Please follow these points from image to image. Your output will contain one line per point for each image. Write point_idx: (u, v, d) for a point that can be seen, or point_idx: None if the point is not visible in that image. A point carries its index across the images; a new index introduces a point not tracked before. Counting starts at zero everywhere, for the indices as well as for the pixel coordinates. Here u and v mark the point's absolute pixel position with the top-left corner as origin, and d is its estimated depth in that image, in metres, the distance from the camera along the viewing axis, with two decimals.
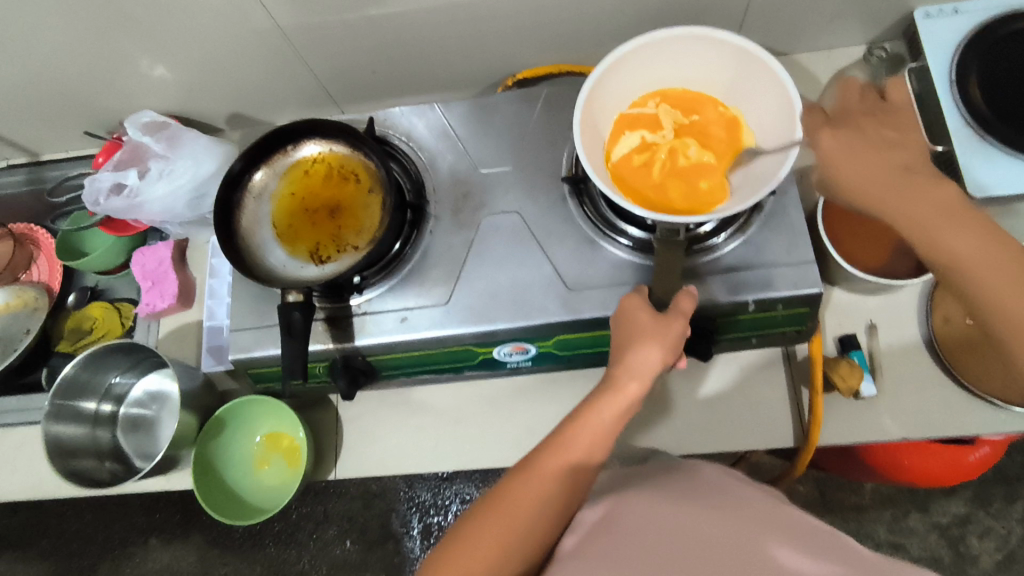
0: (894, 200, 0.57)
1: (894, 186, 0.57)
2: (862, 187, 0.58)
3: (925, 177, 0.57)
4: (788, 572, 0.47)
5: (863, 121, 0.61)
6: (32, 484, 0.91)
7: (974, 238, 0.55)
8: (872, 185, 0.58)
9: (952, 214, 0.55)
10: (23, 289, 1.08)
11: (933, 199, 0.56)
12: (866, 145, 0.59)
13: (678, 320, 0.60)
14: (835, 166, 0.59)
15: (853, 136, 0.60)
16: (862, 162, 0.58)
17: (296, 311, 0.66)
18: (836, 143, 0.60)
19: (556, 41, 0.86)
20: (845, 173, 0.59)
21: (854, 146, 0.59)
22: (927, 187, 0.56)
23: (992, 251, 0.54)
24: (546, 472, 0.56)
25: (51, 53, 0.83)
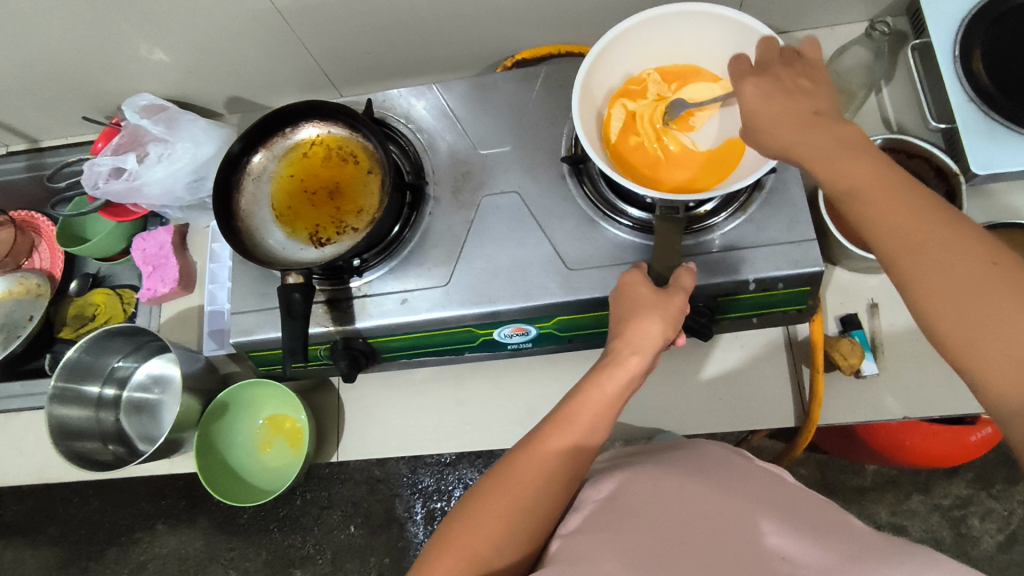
0: (803, 141, 0.50)
1: (801, 125, 0.50)
2: (775, 131, 0.51)
3: (833, 121, 0.50)
4: (790, 547, 0.47)
5: (786, 67, 0.54)
6: (37, 468, 0.92)
7: (883, 175, 0.47)
8: (781, 131, 0.51)
9: (858, 153, 0.49)
10: (26, 275, 1.09)
11: (836, 137, 0.50)
12: (784, 93, 0.52)
13: (678, 294, 0.61)
14: (754, 116, 0.52)
15: (769, 80, 0.53)
16: (773, 99, 0.52)
17: (296, 292, 0.66)
18: (756, 90, 0.52)
19: (555, 20, 0.85)
20: (759, 116, 0.52)
21: (769, 90, 0.52)
22: (833, 128, 0.50)
23: (900, 191, 0.47)
24: (547, 450, 0.55)
25: (48, 38, 0.82)
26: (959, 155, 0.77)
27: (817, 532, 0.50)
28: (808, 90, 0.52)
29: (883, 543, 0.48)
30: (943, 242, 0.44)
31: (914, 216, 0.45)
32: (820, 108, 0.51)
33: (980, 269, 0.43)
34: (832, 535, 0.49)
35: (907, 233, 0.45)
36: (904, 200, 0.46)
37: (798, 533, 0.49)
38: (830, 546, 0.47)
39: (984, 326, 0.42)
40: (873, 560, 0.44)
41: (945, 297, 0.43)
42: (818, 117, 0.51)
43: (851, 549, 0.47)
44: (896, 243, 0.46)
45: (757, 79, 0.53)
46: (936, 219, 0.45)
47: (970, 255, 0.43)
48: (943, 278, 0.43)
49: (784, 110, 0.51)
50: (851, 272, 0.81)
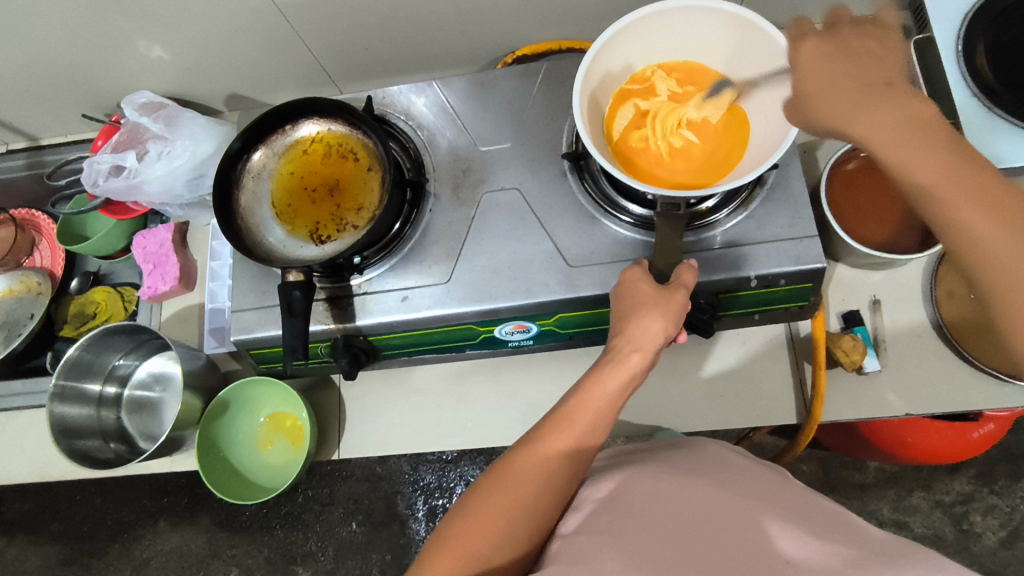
0: (862, 111, 0.54)
1: (863, 96, 0.54)
2: (833, 92, 0.56)
3: (898, 90, 0.54)
4: (791, 547, 0.47)
5: (853, 31, 0.59)
6: (39, 466, 0.92)
7: (944, 153, 0.50)
8: (838, 92, 0.56)
9: (917, 125, 0.52)
10: (27, 274, 1.08)
11: (900, 111, 0.53)
12: (846, 53, 0.58)
13: (680, 291, 0.61)
14: (809, 73, 0.59)
15: (836, 44, 0.59)
16: (837, 68, 0.57)
17: (296, 291, 0.66)
18: (816, 50, 0.59)
19: (556, 16, 0.85)
20: (811, 83, 0.58)
21: (834, 53, 0.58)
22: (897, 98, 0.53)
23: (961, 169, 0.50)
24: (549, 448, 0.55)
25: (47, 36, 0.82)
26: None
27: (820, 534, 0.49)
28: (876, 58, 0.57)
29: (884, 546, 0.48)
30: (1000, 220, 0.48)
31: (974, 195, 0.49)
32: (887, 76, 0.55)
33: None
34: (834, 536, 0.49)
35: (965, 214, 0.49)
36: (965, 179, 0.49)
37: (800, 535, 0.49)
38: (831, 547, 0.47)
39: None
40: (876, 564, 0.44)
41: (1001, 271, 0.48)
42: (882, 86, 0.54)
43: (853, 550, 0.46)
44: (952, 221, 0.50)
45: (822, 40, 0.59)
46: (993, 198, 0.49)
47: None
48: (996, 255, 0.48)
49: (846, 76, 0.56)
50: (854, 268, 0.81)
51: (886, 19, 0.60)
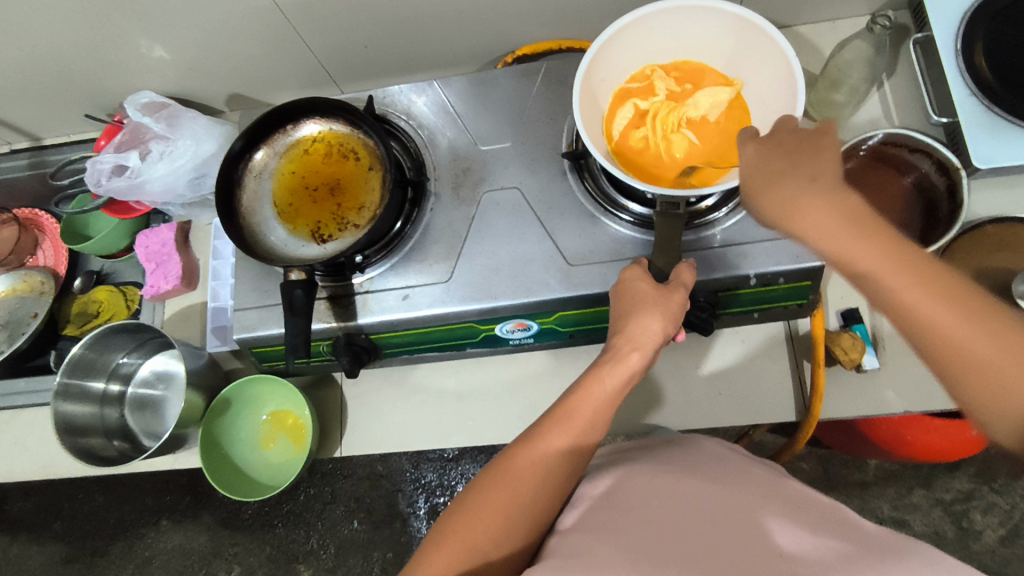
0: (808, 214, 0.50)
1: (801, 195, 0.51)
2: (777, 194, 0.52)
3: (835, 188, 0.50)
4: (786, 543, 0.47)
5: (791, 133, 0.55)
6: (42, 464, 0.93)
7: (892, 252, 0.47)
8: (780, 194, 0.52)
9: (861, 221, 0.49)
10: (30, 273, 1.09)
11: (841, 213, 0.49)
12: (785, 157, 0.53)
13: (679, 291, 0.61)
14: (756, 179, 0.54)
15: (773, 145, 0.55)
16: (775, 167, 0.53)
17: (297, 289, 0.66)
18: (756, 154, 0.55)
19: (555, 16, 0.85)
20: (752, 181, 0.54)
21: (772, 154, 0.54)
22: (836, 196, 0.50)
23: (914, 268, 0.47)
24: (548, 445, 0.55)
25: (49, 36, 0.83)
26: (961, 150, 0.77)
27: (816, 529, 0.49)
28: (812, 153, 0.52)
29: (880, 540, 0.48)
30: (965, 321, 0.45)
31: (935, 297, 0.46)
32: (818, 173, 0.51)
33: (1004, 350, 0.44)
34: (830, 532, 0.49)
35: (928, 316, 0.46)
36: (921, 278, 0.47)
37: (796, 530, 0.49)
38: (826, 542, 0.47)
39: (1010, 402, 0.44)
40: (871, 559, 0.44)
41: (977, 374, 0.45)
42: (819, 184, 0.50)
43: (848, 545, 0.47)
44: (917, 320, 0.47)
45: (760, 144, 0.55)
46: (951, 297, 0.46)
47: (990, 333, 0.45)
48: (969, 359, 0.45)
49: (787, 175, 0.52)
50: None
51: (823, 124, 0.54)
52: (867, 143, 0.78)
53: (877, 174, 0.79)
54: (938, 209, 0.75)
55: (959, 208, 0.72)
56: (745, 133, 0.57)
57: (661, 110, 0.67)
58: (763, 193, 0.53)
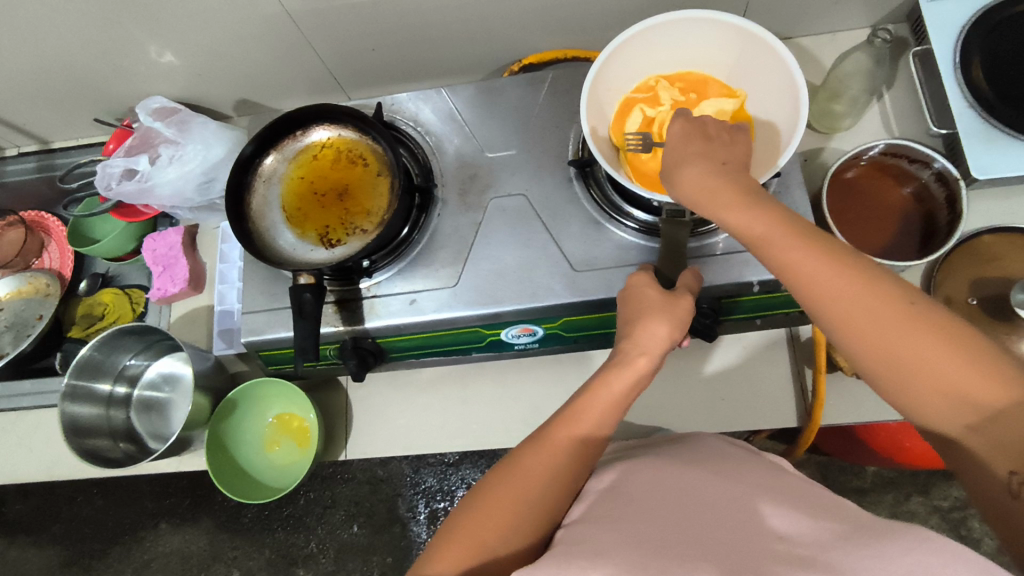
0: (714, 195, 0.52)
1: (708, 176, 0.53)
2: (689, 176, 0.54)
3: (740, 174, 0.53)
4: (786, 528, 0.48)
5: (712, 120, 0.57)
6: (47, 465, 0.93)
7: (788, 228, 0.49)
8: (692, 176, 0.53)
9: (759, 200, 0.51)
10: (35, 275, 1.10)
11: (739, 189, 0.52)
12: (704, 138, 0.55)
13: (686, 296, 0.62)
14: (675, 154, 0.56)
15: (695, 125, 0.56)
16: (690, 146, 0.55)
17: (307, 292, 0.67)
18: (681, 131, 0.56)
19: (561, 25, 0.86)
20: (673, 157, 0.55)
21: (691, 134, 0.56)
22: (739, 179, 0.53)
23: (810, 241, 0.49)
24: (554, 442, 0.57)
25: (61, 40, 0.84)
26: (960, 160, 0.79)
27: (814, 514, 0.51)
28: (724, 141, 0.55)
29: (876, 523, 0.49)
30: (866, 295, 0.46)
31: (833, 267, 0.47)
32: (728, 158, 0.54)
33: (898, 314, 0.45)
34: (828, 516, 0.50)
35: (825, 284, 0.47)
36: (818, 249, 0.48)
37: (794, 514, 0.50)
38: (825, 525, 0.48)
39: (904, 362, 0.45)
40: (868, 538, 0.45)
41: (875, 340, 0.46)
42: (728, 170, 0.53)
43: (846, 528, 0.48)
44: (814, 290, 0.48)
45: (686, 121, 0.57)
46: (846, 265, 0.47)
47: (883, 299, 0.46)
48: (868, 327, 0.46)
49: (698, 158, 0.54)
50: None
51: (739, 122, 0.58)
52: (868, 153, 0.79)
53: (877, 184, 0.80)
54: (936, 219, 0.77)
55: (957, 222, 0.73)
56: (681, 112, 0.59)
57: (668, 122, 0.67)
58: (680, 165, 0.54)
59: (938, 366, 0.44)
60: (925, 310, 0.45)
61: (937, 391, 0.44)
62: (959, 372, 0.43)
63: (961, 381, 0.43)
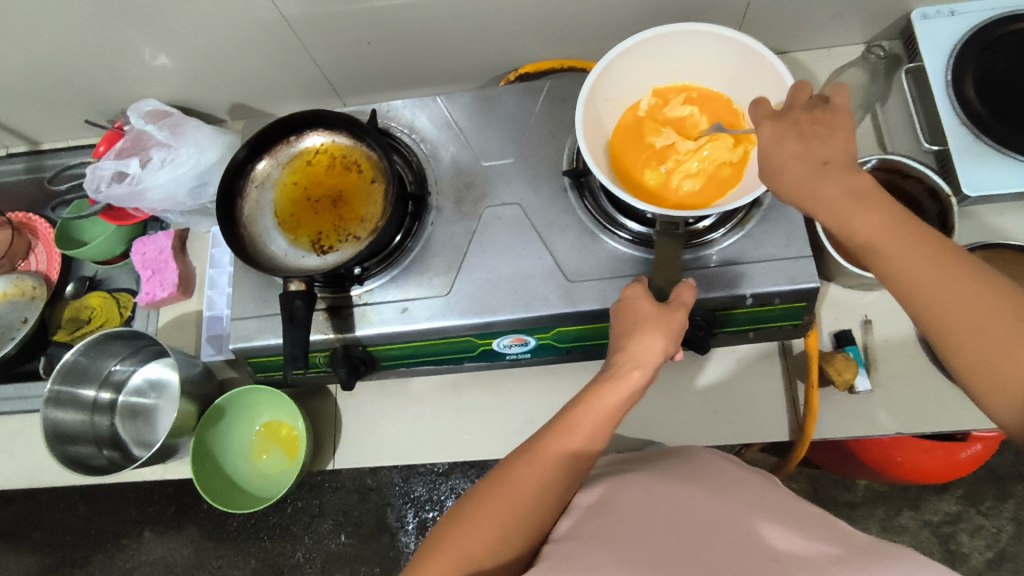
0: (818, 192, 0.52)
1: (815, 177, 0.52)
2: (788, 180, 0.53)
3: (847, 169, 0.52)
4: (775, 548, 0.47)
5: (805, 112, 0.55)
6: (28, 472, 0.91)
7: (897, 226, 0.49)
8: (793, 177, 0.53)
9: (867, 203, 0.50)
10: (22, 277, 1.08)
11: (850, 186, 0.51)
12: (799, 137, 0.54)
13: (680, 310, 0.62)
14: (770, 158, 0.55)
15: (788, 123, 0.55)
16: (791, 145, 0.54)
17: (298, 300, 0.66)
18: (771, 133, 0.55)
19: (558, 36, 0.87)
20: (771, 158, 0.55)
21: (786, 133, 0.54)
22: (847, 177, 0.51)
23: (916, 242, 0.48)
24: (546, 455, 0.56)
25: (54, 41, 0.83)
26: (951, 177, 0.79)
27: (806, 535, 0.50)
28: (825, 136, 0.53)
29: (868, 545, 0.49)
30: (966, 298, 0.46)
31: (936, 270, 0.47)
32: (830, 156, 0.52)
33: (998, 320, 0.45)
34: (820, 537, 0.50)
35: (926, 287, 0.47)
36: (925, 252, 0.48)
37: (786, 534, 0.49)
38: (816, 546, 0.48)
39: (1001, 365, 0.44)
40: (860, 562, 0.45)
41: (968, 343, 0.46)
42: (833, 169, 0.52)
43: (837, 550, 0.47)
44: (912, 287, 0.48)
45: (775, 122, 0.55)
46: (950, 265, 0.47)
47: (987, 304, 0.45)
48: (967, 332, 0.46)
49: (797, 157, 0.53)
50: (846, 289, 0.82)
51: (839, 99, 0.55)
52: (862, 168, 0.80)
53: None
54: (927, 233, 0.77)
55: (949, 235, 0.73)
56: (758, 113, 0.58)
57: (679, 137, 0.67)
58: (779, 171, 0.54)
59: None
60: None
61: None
62: None
63: None
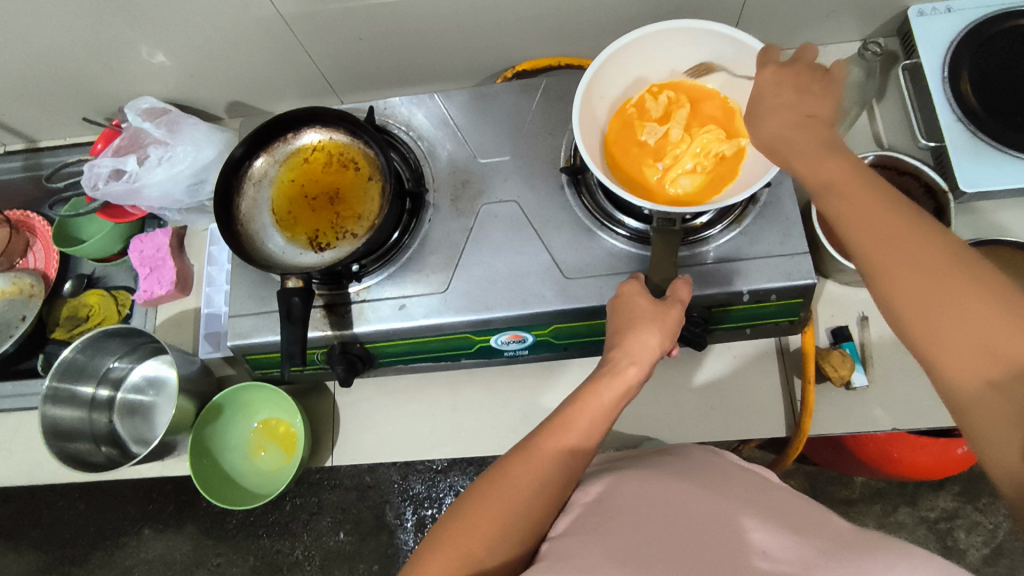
0: (793, 138, 0.54)
1: (791, 125, 0.54)
2: (768, 126, 0.55)
3: (821, 125, 0.54)
4: (771, 546, 0.48)
5: (809, 72, 0.56)
6: (25, 470, 0.91)
7: (857, 174, 0.49)
8: (773, 125, 0.55)
9: (834, 152, 0.51)
10: (20, 275, 1.08)
11: (818, 138, 0.53)
12: (796, 89, 0.56)
13: (676, 306, 0.62)
14: (757, 104, 0.57)
15: (788, 73, 0.57)
16: (780, 94, 0.56)
17: (295, 297, 0.66)
18: (773, 76, 0.57)
19: (555, 33, 0.87)
20: (760, 103, 0.57)
21: (783, 82, 0.56)
22: (819, 129, 0.53)
23: (872, 188, 0.49)
24: (543, 451, 0.56)
25: (50, 39, 0.83)
26: (947, 174, 0.79)
27: (801, 531, 0.50)
28: (813, 92, 0.55)
29: (862, 541, 0.49)
30: (912, 240, 0.46)
31: (885, 213, 0.47)
32: (814, 110, 0.54)
33: (940, 263, 0.44)
34: (815, 533, 0.50)
35: (874, 227, 0.47)
36: (878, 196, 0.48)
37: (779, 529, 0.50)
38: (812, 542, 0.48)
39: (938, 305, 0.44)
40: (854, 557, 0.45)
41: (910, 284, 0.45)
42: (809, 121, 0.54)
43: (832, 547, 0.47)
44: (860, 227, 0.48)
45: (779, 67, 0.57)
46: (900, 211, 0.47)
47: (931, 247, 0.45)
48: (910, 272, 0.45)
49: (782, 106, 0.55)
50: (842, 285, 0.83)
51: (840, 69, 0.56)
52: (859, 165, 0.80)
53: None
54: None
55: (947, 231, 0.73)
56: (767, 59, 0.59)
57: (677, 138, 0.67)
58: (758, 120, 0.57)
59: (971, 311, 0.42)
60: (971, 265, 0.44)
61: (970, 342, 0.42)
62: (992, 322, 0.42)
63: (993, 333, 0.41)
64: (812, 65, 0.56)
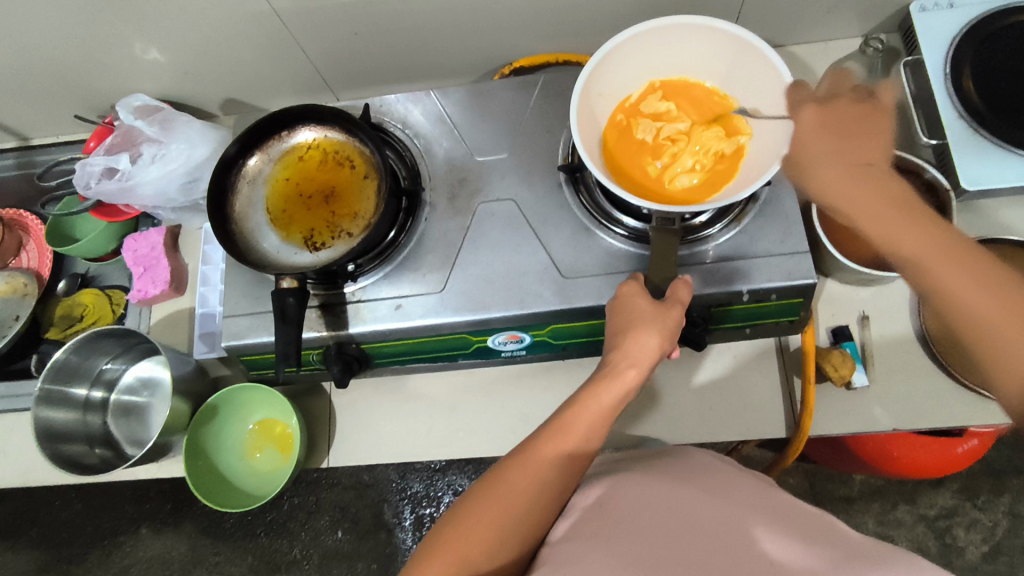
0: (857, 197, 0.56)
1: (856, 179, 0.56)
2: (825, 176, 0.57)
3: (887, 178, 0.56)
4: (775, 553, 0.47)
5: (849, 103, 0.60)
6: (20, 472, 0.90)
7: (937, 239, 0.52)
8: (830, 176, 0.57)
9: (909, 212, 0.53)
10: (13, 275, 1.05)
11: (886, 194, 0.55)
12: (839, 131, 0.58)
13: (677, 307, 0.61)
14: (804, 149, 0.59)
15: (833, 116, 0.59)
16: (830, 140, 0.58)
17: (290, 297, 0.65)
18: (814, 117, 0.60)
19: (553, 29, 0.86)
20: (807, 152, 0.59)
21: (827, 125, 0.59)
22: (887, 183, 0.55)
23: (956, 253, 0.51)
24: (543, 454, 0.55)
25: (43, 36, 0.82)
26: (949, 172, 0.79)
27: (805, 539, 0.50)
28: (866, 139, 0.58)
29: (866, 549, 0.48)
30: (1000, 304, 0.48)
31: (970, 278, 0.50)
32: (870, 159, 0.57)
33: None
34: (818, 541, 0.50)
35: (960, 294, 0.50)
36: (958, 260, 0.50)
37: (782, 536, 0.49)
38: (816, 550, 0.48)
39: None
40: (858, 566, 0.44)
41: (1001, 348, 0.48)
42: (873, 175, 0.56)
43: (837, 555, 0.47)
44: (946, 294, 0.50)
45: (818, 107, 0.60)
46: (983, 275, 0.49)
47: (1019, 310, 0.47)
48: (1001, 335, 0.48)
49: (837, 157, 0.57)
50: (843, 284, 0.82)
51: (885, 95, 0.60)
52: None
53: None
54: None
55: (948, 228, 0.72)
56: (799, 97, 0.62)
57: (675, 137, 0.67)
58: (814, 164, 0.58)
59: None
60: None
61: None
62: None
63: None
64: (855, 88, 0.61)
